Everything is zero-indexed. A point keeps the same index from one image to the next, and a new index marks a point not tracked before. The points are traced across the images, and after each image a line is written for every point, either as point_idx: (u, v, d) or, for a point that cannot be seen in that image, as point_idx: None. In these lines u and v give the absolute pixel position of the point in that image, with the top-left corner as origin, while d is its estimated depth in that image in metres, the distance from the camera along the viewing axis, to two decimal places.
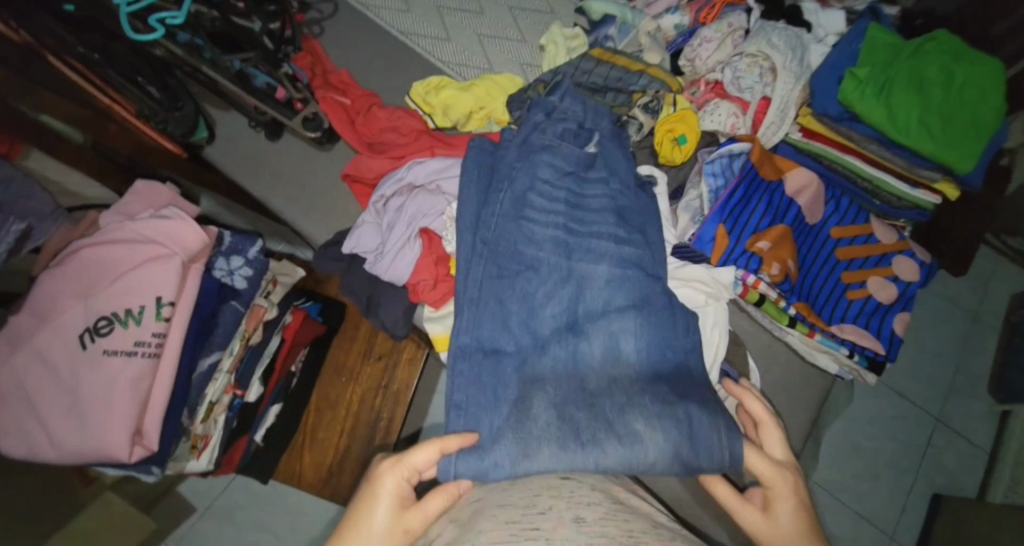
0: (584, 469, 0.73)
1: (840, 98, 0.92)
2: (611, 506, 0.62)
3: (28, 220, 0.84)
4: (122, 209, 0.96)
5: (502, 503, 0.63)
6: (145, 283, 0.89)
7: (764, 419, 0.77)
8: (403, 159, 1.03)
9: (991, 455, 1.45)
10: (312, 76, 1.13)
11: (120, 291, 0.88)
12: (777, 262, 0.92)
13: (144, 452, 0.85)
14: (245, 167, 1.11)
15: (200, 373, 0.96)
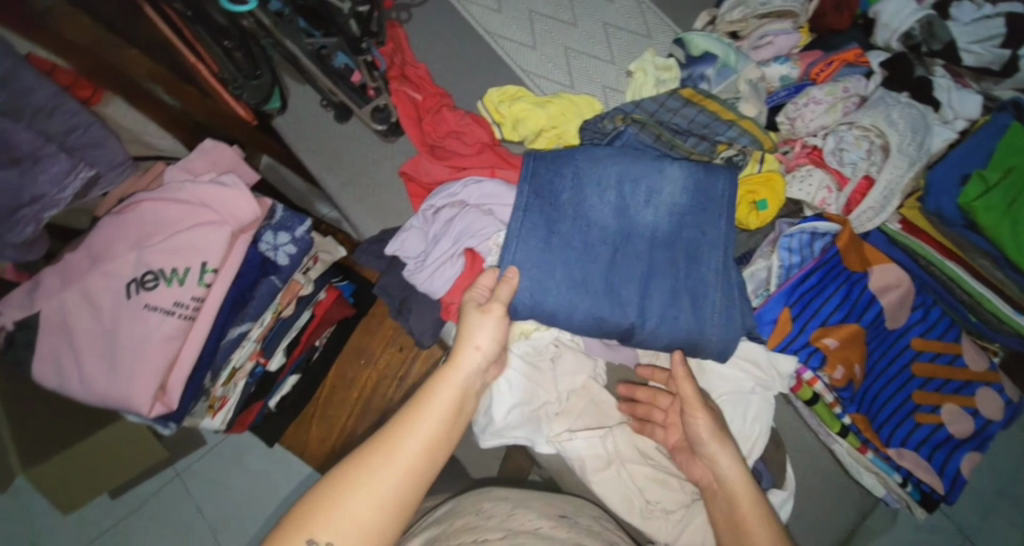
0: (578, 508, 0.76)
1: (960, 201, 0.84)
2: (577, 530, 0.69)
3: (91, 167, 0.87)
4: (186, 167, 0.97)
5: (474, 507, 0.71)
6: (195, 247, 0.90)
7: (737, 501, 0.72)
8: (463, 172, 0.96)
9: None
10: (390, 65, 1.08)
11: (170, 248, 0.89)
12: (843, 365, 0.84)
13: (163, 410, 0.86)
14: (307, 144, 1.10)
15: (228, 340, 0.95)
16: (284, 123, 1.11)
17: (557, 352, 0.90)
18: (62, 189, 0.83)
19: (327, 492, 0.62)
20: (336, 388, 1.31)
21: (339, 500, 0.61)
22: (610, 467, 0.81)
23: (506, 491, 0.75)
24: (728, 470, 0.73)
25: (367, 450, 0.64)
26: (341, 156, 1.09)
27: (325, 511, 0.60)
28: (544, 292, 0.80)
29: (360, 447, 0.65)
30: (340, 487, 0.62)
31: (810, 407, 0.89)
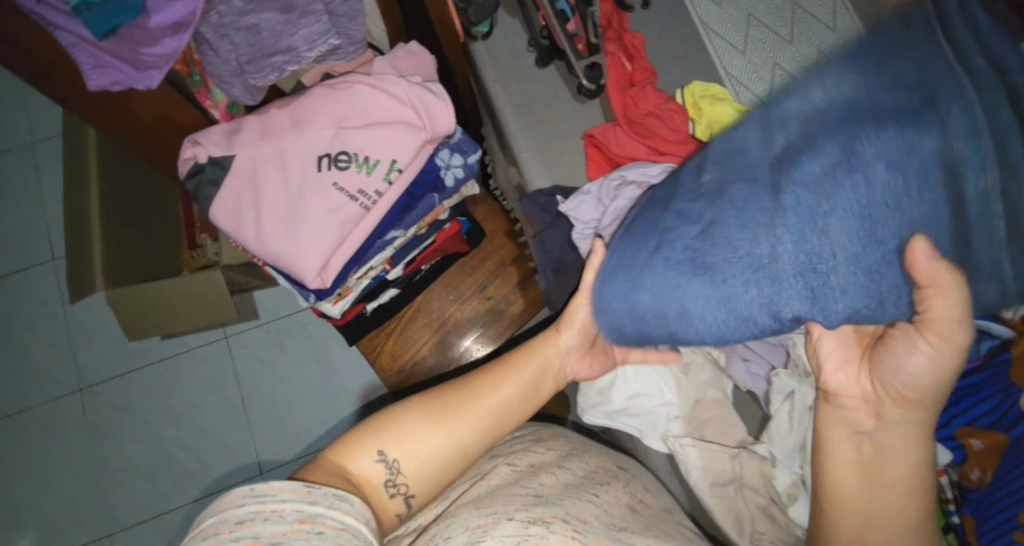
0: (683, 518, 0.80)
1: None
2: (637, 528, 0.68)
3: (338, 40, 0.81)
4: (394, 64, 0.96)
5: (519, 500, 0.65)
6: (390, 143, 0.90)
7: (891, 458, 0.64)
8: (664, 155, 0.91)
9: None
10: (608, 25, 1.05)
11: (367, 135, 0.90)
12: (980, 468, 0.85)
13: (319, 285, 0.89)
14: (500, 79, 1.09)
15: (382, 241, 0.96)
16: (483, 49, 1.09)
17: (696, 362, 0.88)
18: (311, 49, 0.79)
19: (395, 421, 0.69)
20: (420, 314, 1.36)
21: (405, 422, 0.69)
22: (727, 486, 0.84)
23: (541, 437, 0.82)
24: (889, 461, 0.64)
25: (434, 400, 0.72)
26: (531, 100, 1.08)
27: (392, 430, 0.68)
28: (635, 292, 0.57)
29: (430, 391, 0.73)
30: (410, 416, 0.70)
31: (919, 495, 0.88)
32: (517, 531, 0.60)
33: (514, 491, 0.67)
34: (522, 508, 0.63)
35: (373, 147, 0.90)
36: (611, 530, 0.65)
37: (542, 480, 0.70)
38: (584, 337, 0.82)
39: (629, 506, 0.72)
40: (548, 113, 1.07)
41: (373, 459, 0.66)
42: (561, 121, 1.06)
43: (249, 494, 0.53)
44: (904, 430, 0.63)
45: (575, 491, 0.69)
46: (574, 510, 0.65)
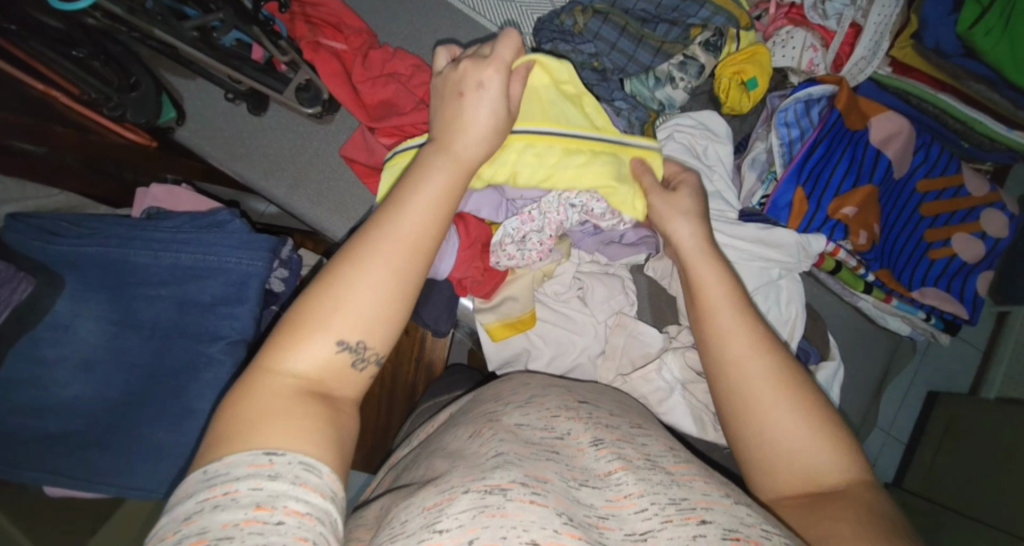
0: (602, 400, 0.63)
1: (961, 29, 0.81)
2: (626, 428, 0.56)
3: None
4: (96, 230, 0.78)
5: (524, 424, 0.54)
6: (179, 306, 0.77)
7: (751, 357, 0.55)
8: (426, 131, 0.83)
9: (984, 352, 1.48)
10: (281, 13, 0.88)
11: (151, 304, 0.76)
12: (864, 230, 0.86)
13: None
14: (229, 150, 0.90)
15: None
16: (189, 134, 0.89)
17: (585, 285, 0.87)
18: None
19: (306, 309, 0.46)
20: None
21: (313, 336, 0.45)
22: (672, 396, 0.81)
23: (494, 392, 0.64)
24: (743, 367, 0.55)
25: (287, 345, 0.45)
26: (279, 155, 0.90)
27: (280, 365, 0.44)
28: None
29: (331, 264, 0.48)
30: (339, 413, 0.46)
31: (833, 276, 0.89)
32: (475, 502, 0.43)
33: (483, 455, 0.49)
34: (536, 459, 0.48)
35: (156, 319, 0.76)
36: (574, 487, 0.47)
37: (518, 450, 0.49)
38: (732, 290, 0.60)
39: (596, 441, 0.52)
40: (297, 154, 0.90)
41: (337, 342, 0.46)
42: (317, 154, 0.90)
43: (200, 480, 0.37)
44: (732, 332, 0.57)
45: (534, 446, 0.50)
46: (534, 470, 0.46)
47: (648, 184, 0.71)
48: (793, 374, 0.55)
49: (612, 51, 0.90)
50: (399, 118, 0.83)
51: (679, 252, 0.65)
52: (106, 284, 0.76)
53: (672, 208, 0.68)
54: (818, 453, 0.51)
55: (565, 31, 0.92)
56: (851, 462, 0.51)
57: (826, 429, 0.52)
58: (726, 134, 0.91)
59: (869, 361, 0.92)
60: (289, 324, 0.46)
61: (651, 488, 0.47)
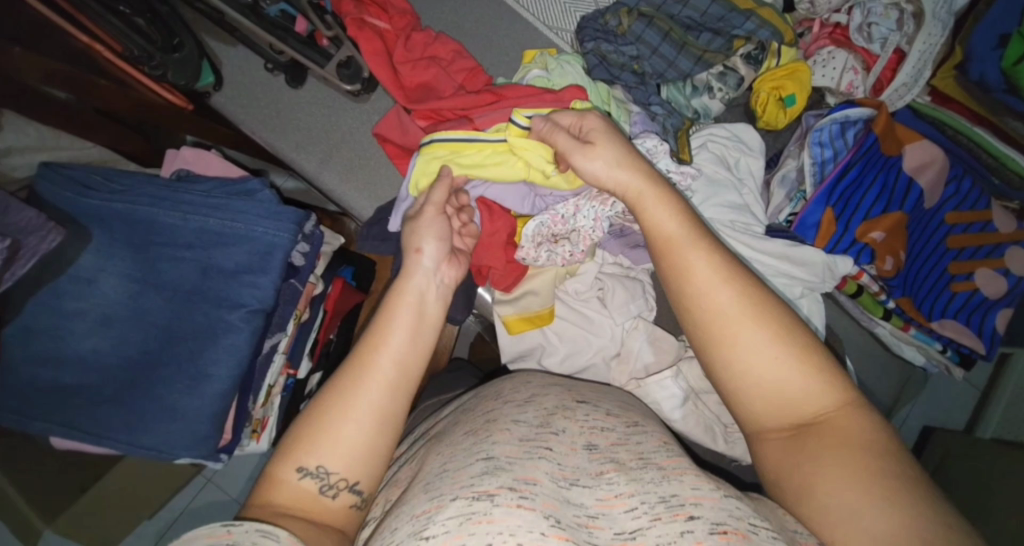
0: (603, 399, 0.62)
1: (1007, 64, 0.82)
2: (622, 431, 0.56)
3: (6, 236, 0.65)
4: (127, 187, 0.79)
5: (521, 420, 0.54)
6: (202, 269, 0.76)
7: (714, 295, 0.54)
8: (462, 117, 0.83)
9: (985, 389, 1.48)
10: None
11: (174, 265, 0.76)
12: (890, 256, 0.86)
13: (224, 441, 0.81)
14: (262, 120, 0.90)
15: (263, 357, 0.86)
16: (226, 101, 0.89)
17: (606, 286, 0.87)
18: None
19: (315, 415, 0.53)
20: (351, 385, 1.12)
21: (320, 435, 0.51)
22: (685, 404, 0.80)
23: (498, 386, 0.64)
24: (711, 305, 0.54)
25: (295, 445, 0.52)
26: (312, 129, 0.90)
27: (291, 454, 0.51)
28: None
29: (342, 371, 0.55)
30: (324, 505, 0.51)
31: (853, 300, 0.89)
32: (462, 510, 0.44)
33: (474, 455, 0.49)
34: (529, 460, 0.48)
35: (178, 281, 0.76)
36: (564, 486, 0.47)
37: (509, 451, 0.49)
38: (681, 226, 0.58)
39: (589, 445, 0.52)
40: (330, 130, 0.90)
41: (324, 461, 0.51)
42: (349, 131, 0.90)
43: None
44: (698, 271, 0.55)
45: (527, 446, 0.50)
46: (523, 473, 0.47)
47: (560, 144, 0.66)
48: (757, 295, 0.54)
49: (653, 55, 0.91)
50: (436, 102, 0.83)
51: (635, 181, 0.62)
52: (132, 242, 0.76)
53: (604, 169, 0.63)
54: (792, 377, 0.51)
55: (608, 31, 0.92)
56: (836, 387, 0.52)
57: (797, 348, 0.52)
58: (758, 147, 0.91)
59: (881, 388, 0.92)
60: (300, 427, 0.53)
61: (642, 488, 0.47)
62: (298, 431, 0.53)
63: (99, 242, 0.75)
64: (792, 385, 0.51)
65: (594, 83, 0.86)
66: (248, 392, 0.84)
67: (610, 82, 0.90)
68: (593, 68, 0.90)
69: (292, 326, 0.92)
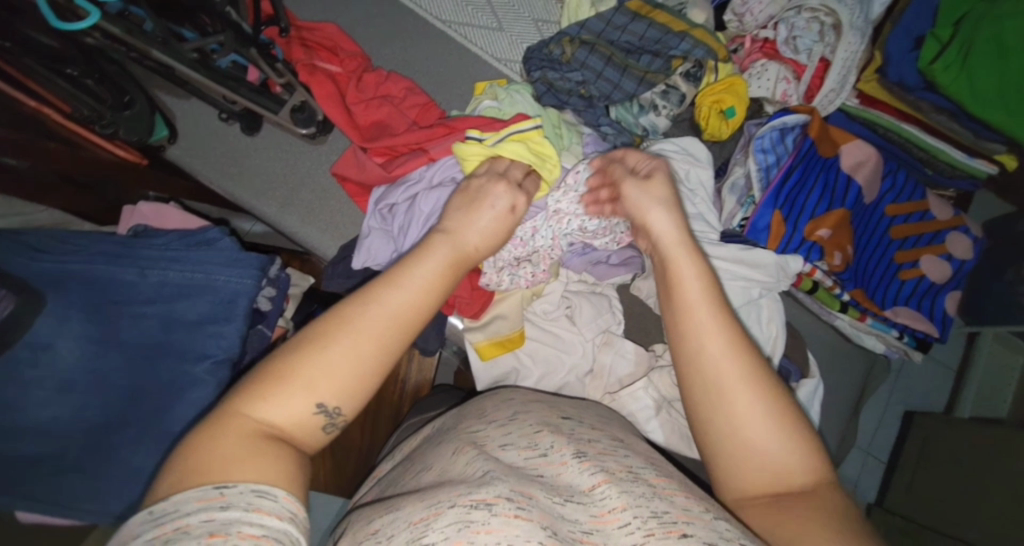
0: (585, 415, 0.63)
1: (922, 64, 0.87)
2: (606, 444, 0.56)
3: None
4: (83, 248, 0.78)
5: (508, 442, 0.53)
6: (164, 325, 0.76)
7: (716, 352, 0.54)
8: (415, 154, 0.84)
9: (957, 371, 1.52)
10: (278, 37, 0.91)
11: (135, 322, 0.75)
12: (838, 251, 0.89)
13: None
14: (220, 169, 0.90)
15: None
16: (181, 153, 0.90)
17: (573, 303, 0.88)
18: None
19: (297, 354, 0.47)
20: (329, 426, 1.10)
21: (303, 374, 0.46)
22: (658, 414, 0.82)
23: (477, 409, 0.63)
24: (720, 365, 0.53)
25: (269, 384, 0.46)
26: (270, 174, 0.91)
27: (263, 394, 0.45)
28: None
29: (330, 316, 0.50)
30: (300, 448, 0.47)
31: (810, 295, 0.92)
32: (461, 516, 0.43)
33: (470, 470, 0.48)
34: (516, 474, 0.48)
35: (140, 338, 0.75)
36: (560, 502, 0.46)
37: (502, 463, 0.48)
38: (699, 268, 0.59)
39: (579, 455, 0.52)
40: (288, 174, 0.91)
41: (314, 406, 0.46)
42: (308, 173, 0.92)
43: (146, 521, 0.37)
44: (703, 324, 0.55)
45: (518, 464, 0.49)
46: (518, 486, 0.46)
47: (616, 173, 0.69)
48: (759, 365, 0.54)
49: (598, 79, 0.94)
50: (390, 139, 0.85)
51: (658, 241, 0.62)
52: (90, 302, 0.75)
53: (648, 196, 0.65)
54: (779, 450, 0.52)
55: (554, 60, 0.96)
56: (817, 465, 0.52)
57: (788, 422, 0.52)
58: (706, 158, 0.94)
59: (846, 379, 0.95)
60: (276, 369, 0.47)
61: (635, 501, 0.47)
62: (275, 370, 0.47)
63: (54, 305, 0.74)
64: (775, 455, 0.51)
65: (543, 109, 0.90)
66: None
67: (560, 107, 0.93)
68: (542, 95, 0.93)
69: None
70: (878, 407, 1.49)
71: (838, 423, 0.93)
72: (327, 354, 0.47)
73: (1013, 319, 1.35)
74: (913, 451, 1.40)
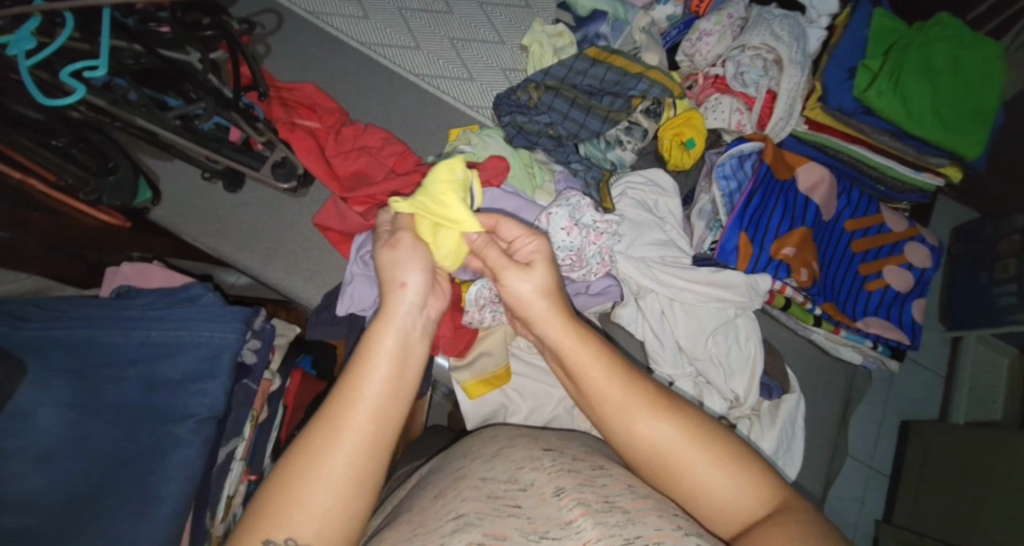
0: (568, 445, 0.61)
1: (857, 92, 0.94)
2: (588, 474, 0.54)
3: None
4: (66, 313, 0.78)
5: (490, 484, 0.53)
6: (148, 384, 0.75)
7: (641, 422, 0.55)
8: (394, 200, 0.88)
9: (946, 376, 1.54)
10: (258, 99, 0.96)
11: (117, 384, 0.75)
12: (804, 267, 0.94)
13: None
14: (204, 226, 0.92)
15: (220, 466, 0.83)
16: (165, 213, 0.93)
17: None
18: None
19: (267, 505, 0.46)
20: None
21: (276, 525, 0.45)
22: None
23: (465, 449, 0.63)
24: (648, 434, 0.54)
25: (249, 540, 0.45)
26: (254, 228, 0.93)
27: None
28: None
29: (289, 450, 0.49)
30: None
31: (785, 312, 0.95)
32: None
33: (443, 517, 0.50)
34: (490, 516, 0.49)
35: (123, 400, 0.74)
36: (534, 539, 0.46)
37: (478, 508, 0.50)
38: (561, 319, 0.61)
39: (558, 491, 0.51)
40: (273, 226, 0.94)
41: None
42: (292, 225, 0.94)
43: None
44: (619, 401, 0.56)
45: (494, 502, 0.50)
46: (494, 527, 0.47)
47: (495, 261, 0.64)
48: (682, 414, 0.56)
49: (565, 120, 1.00)
50: (370, 187, 0.89)
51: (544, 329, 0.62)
52: (72, 367, 0.74)
53: (527, 284, 0.62)
54: (732, 486, 0.53)
55: (522, 105, 1.02)
56: (769, 489, 0.54)
57: (728, 459, 0.54)
58: (673, 187, 0.99)
59: (828, 392, 0.97)
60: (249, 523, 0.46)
61: (609, 531, 0.46)
62: (249, 525, 0.46)
63: (35, 372, 0.73)
64: (730, 495, 0.53)
65: (515, 151, 0.94)
66: (204, 507, 0.80)
67: (531, 148, 0.99)
68: (513, 138, 0.99)
69: (249, 429, 0.90)
70: (873, 419, 1.49)
71: (827, 437, 0.94)
72: (291, 494, 0.46)
73: (990, 320, 1.39)
74: (916, 462, 1.39)
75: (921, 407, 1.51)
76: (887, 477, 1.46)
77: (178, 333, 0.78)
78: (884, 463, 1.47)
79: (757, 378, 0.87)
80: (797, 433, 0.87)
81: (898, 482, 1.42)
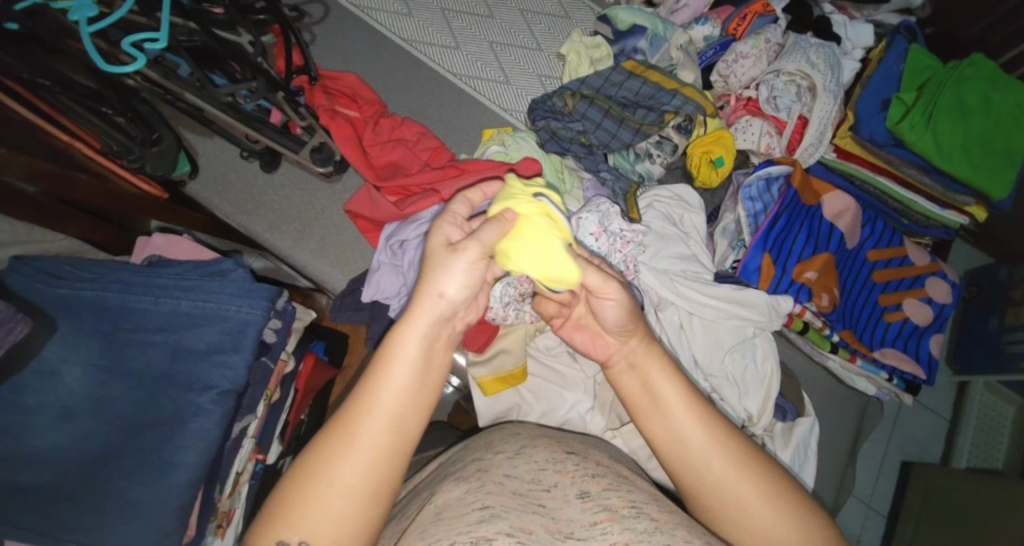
0: (592, 451, 0.61)
1: (890, 124, 0.96)
2: (611, 480, 0.56)
3: None
4: (98, 276, 0.80)
5: (513, 477, 0.54)
6: (171, 352, 0.76)
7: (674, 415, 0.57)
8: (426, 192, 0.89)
9: (951, 419, 1.53)
10: (303, 84, 0.98)
11: (142, 349, 0.75)
12: (825, 292, 0.94)
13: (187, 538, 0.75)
14: (237, 204, 0.94)
15: (233, 441, 0.83)
16: (200, 188, 0.94)
17: None
18: None
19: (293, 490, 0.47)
20: None
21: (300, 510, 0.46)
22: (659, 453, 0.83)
23: (485, 441, 0.62)
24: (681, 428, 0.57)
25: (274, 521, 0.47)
26: (285, 210, 0.95)
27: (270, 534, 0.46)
28: None
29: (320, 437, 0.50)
30: None
31: (803, 336, 0.95)
32: None
33: (469, 505, 0.50)
34: (514, 510, 0.49)
35: (147, 365, 0.75)
36: (560, 539, 0.48)
37: (504, 501, 0.50)
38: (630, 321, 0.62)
39: (583, 494, 0.52)
40: (303, 210, 0.95)
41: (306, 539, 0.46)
42: (321, 210, 0.96)
43: None
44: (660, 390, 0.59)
45: (521, 498, 0.50)
46: (520, 522, 0.48)
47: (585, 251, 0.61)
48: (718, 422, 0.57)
49: (597, 129, 1.02)
50: (404, 179, 0.91)
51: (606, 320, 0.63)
52: (100, 328, 0.76)
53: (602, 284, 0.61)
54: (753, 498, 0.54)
55: (556, 111, 1.03)
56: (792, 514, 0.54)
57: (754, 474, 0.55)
58: (699, 204, 1.00)
59: (840, 420, 0.97)
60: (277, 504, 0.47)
61: (636, 537, 0.48)
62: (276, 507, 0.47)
63: (64, 330, 0.74)
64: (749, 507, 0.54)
65: (547, 155, 0.96)
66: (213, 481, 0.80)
67: (562, 154, 1.00)
68: (545, 142, 1.01)
69: (262, 407, 0.91)
70: (875, 456, 1.48)
71: (836, 465, 0.94)
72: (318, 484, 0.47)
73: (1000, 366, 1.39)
74: (916, 501, 1.38)
75: (925, 449, 1.50)
76: (885, 516, 1.45)
77: (206, 304, 0.79)
78: (883, 502, 1.46)
79: (772, 399, 0.87)
80: (808, 456, 0.87)
81: (897, 519, 1.42)
